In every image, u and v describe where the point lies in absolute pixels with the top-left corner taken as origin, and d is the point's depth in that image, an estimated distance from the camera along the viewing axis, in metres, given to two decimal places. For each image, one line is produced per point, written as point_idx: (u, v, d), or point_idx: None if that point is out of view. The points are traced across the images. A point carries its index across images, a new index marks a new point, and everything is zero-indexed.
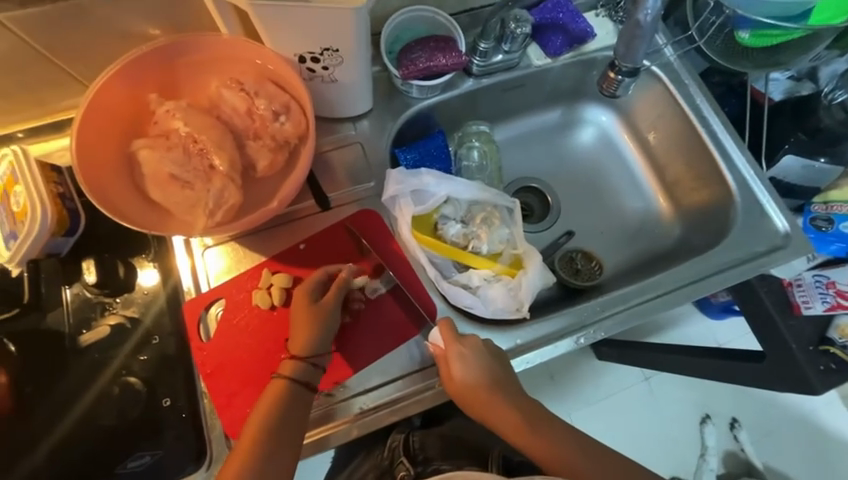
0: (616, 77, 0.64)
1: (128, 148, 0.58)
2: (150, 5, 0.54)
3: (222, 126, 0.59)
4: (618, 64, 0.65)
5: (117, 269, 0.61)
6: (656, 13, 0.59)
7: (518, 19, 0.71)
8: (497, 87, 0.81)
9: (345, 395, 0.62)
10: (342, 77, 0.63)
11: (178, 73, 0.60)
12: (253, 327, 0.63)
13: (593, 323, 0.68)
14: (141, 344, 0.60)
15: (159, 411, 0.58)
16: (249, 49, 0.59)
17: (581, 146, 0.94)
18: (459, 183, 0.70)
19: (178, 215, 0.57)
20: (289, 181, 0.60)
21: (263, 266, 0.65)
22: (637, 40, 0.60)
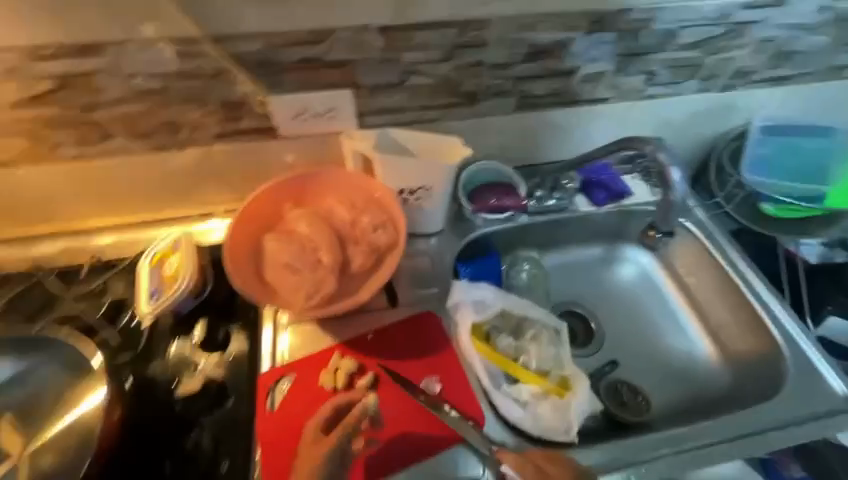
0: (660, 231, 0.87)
1: (259, 239, 0.75)
2: (307, 146, 0.78)
3: (332, 231, 0.76)
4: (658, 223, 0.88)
5: (219, 332, 0.73)
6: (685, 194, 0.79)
7: (569, 178, 0.93)
8: (548, 224, 0.97)
9: None
10: (427, 205, 0.81)
11: (308, 190, 0.80)
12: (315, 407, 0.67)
13: (645, 461, 0.67)
14: (217, 403, 0.67)
15: (217, 472, 0.63)
16: (364, 179, 0.79)
17: (623, 281, 1.02)
18: (513, 299, 0.80)
19: (284, 294, 0.70)
20: (374, 279, 0.73)
21: (333, 349, 0.73)
22: (672, 211, 0.81)
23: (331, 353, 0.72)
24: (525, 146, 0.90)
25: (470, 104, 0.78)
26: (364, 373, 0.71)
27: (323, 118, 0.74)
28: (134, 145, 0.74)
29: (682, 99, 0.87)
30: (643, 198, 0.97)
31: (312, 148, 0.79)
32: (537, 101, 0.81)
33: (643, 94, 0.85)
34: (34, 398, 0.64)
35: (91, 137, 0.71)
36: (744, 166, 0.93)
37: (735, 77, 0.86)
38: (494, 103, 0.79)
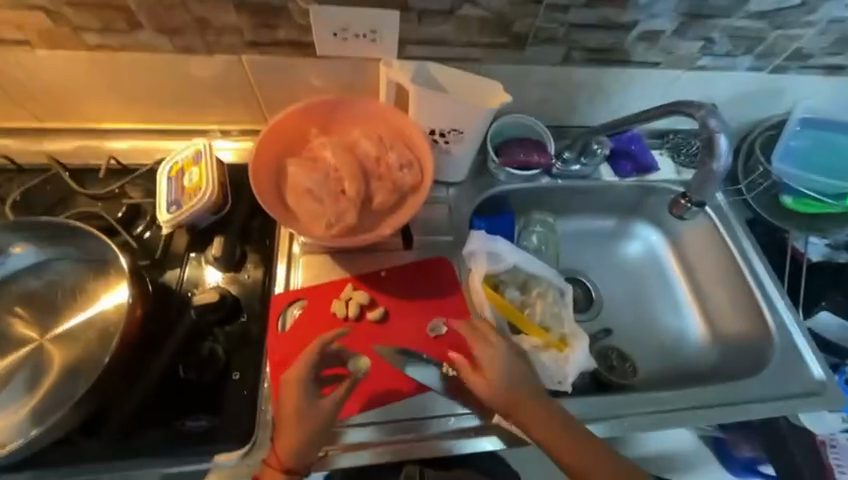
0: (685, 206, 0.85)
1: (281, 161, 0.74)
2: (339, 72, 0.74)
3: (357, 163, 0.74)
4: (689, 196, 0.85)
5: (235, 249, 0.72)
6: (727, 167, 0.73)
7: (600, 143, 0.87)
8: (568, 189, 0.95)
9: (388, 418, 0.66)
10: (455, 152, 0.79)
11: (335, 119, 0.78)
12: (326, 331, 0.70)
13: (625, 415, 0.72)
14: (231, 317, 0.68)
15: (227, 381, 0.64)
16: (394, 115, 0.76)
17: (629, 257, 1.05)
18: (526, 256, 0.81)
19: (304, 220, 0.70)
20: (394, 217, 0.73)
21: (346, 280, 0.75)
22: (709, 182, 0.76)
23: (345, 284, 0.74)
24: (563, 103, 0.86)
25: (518, 49, 0.73)
26: (374, 306, 0.73)
27: (364, 40, 0.68)
28: (161, 43, 0.68)
29: (731, 74, 0.83)
30: (668, 176, 0.96)
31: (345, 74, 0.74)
32: (586, 55, 0.77)
33: (695, 63, 0.80)
34: (54, 291, 0.66)
35: (115, 26, 0.65)
36: (775, 154, 0.91)
37: (793, 59, 0.81)
38: (542, 50, 0.74)
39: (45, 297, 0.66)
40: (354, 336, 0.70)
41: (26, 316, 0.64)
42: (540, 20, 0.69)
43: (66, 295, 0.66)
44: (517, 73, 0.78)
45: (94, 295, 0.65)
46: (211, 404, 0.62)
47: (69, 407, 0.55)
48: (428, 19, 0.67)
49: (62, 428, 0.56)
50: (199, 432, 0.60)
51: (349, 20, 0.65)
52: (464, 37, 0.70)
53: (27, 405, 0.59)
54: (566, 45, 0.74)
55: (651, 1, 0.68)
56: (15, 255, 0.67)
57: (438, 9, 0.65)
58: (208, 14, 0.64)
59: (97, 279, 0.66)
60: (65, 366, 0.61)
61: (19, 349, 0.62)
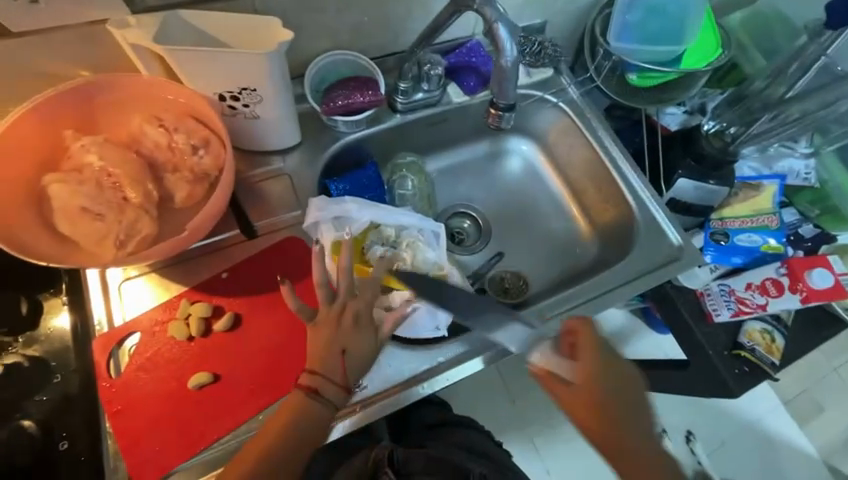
0: (495, 114, 0.64)
1: (40, 184, 0.59)
2: (68, 47, 0.57)
3: (141, 160, 0.61)
4: (497, 101, 0.65)
5: (20, 306, 0.61)
6: (517, 57, 0.61)
7: (431, 62, 0.81)
8: (422, 121, 0.88)
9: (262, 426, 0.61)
10: (264, 113, 0.67)
11: (98, 111, 0.62)
12: (171, 357, 0.61)
13: None
14: (41, 384, 0.59)
15: (55, 454, 0.56)
16: (167, 87, 0.62)
17: (510, 174, 1.02)
18: (383, 210, 0.75)
19: (88, 247, 0.57)
20: (206, 211, 0.62)
21: (182, 296, 0.65)
22: (505, 81, 0.62)
23: (180, 299, 0.64)
24: (379, 27, 0.75)
25: None
26: (220, 315, 0.64)
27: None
28: None
29: None
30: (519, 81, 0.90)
31: (78, 49, 0.57)
32: None
33: None
34: None
35: None
36: (613, 35, 0.88)
37: None
38: None
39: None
40: (205, 354, 0.62)
41: None
42: None
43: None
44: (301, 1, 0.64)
45: None
46: None
47: None
48: None
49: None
50: None
51: None
52: None
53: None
54: None
55: None
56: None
57: None
58: None
59: None
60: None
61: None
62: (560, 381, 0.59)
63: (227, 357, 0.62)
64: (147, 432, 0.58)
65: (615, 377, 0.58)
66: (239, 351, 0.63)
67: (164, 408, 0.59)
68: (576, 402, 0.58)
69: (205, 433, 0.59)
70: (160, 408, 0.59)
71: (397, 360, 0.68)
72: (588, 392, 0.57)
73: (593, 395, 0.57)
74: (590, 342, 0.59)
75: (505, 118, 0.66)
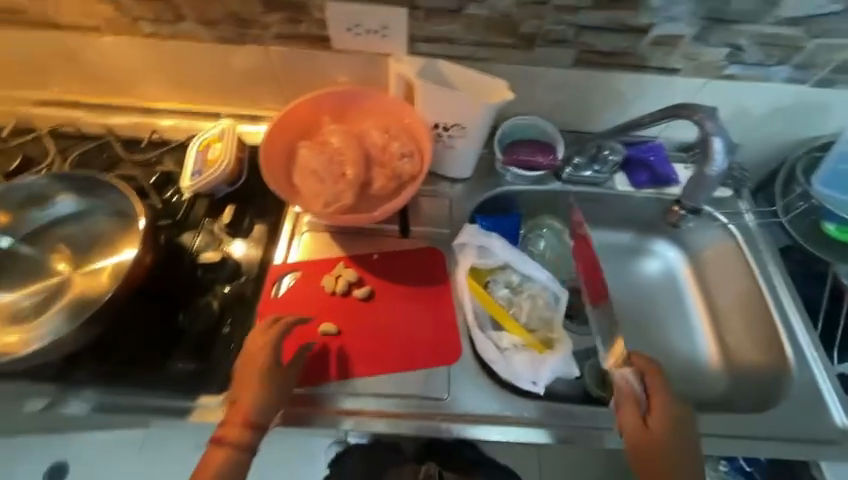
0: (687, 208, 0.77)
1: (294, 145, 0.80)
2: (355, 65, 0.78)
3: (363, 150, 0.78)
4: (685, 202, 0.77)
5: (244, 219, 0.80)
6: (723, 172, 0.68)
7: (612, 149, 0.87)
8: (578, 195, 0.93)
9: (354, 391, 0.69)
10: (458, 146, 0.81)
11: (349, 109, 0.83)
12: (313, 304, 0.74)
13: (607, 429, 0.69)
14: (232, 278, 0.75)
15: (217, 335, 0.70)
16: (403, 108, 0.80)
17: (646, 274, 0.99)
18: (519, 256, 0.81)
19: (305, 198, 0.76)
20: (390, 202, 0.77)
21: (340, 259, 0.80)
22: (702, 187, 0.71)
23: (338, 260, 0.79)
24: (576, 108, 0.85)
25: (527, 48, 0.73)
26: (361, 285, 0.77)
27: (376, 36, 0.72)
28: (202, 33, 0.76)
29: (767, 85, 0.77)
30: None
31: (359, 67, 0.79)
32: (597, 58, 0.75)
33: (721, 72, 0.75)
34: (84, 236, 0.71)
35: (165, 17, 0.74)
36: (817, 177, 0.83)
37: (837, 71, 0.74)
38: (550, 51, 0.74)
39: (69, 241, 0.71)
40: (338, 311, 0.75)
41: (61, 255, 0.70)
42: (547, 21, 0.69)
43: (86, 239, 0.71)
44: (526, 74, 0.78)
45: (114, 243, 0.70)
46: (200, 351, 0.68)
47: (77, 327, 0.60)
48: (436, 17, 0.69)
49: (67, 351, 0.61)
50: (190, 373, 0.66)
51: (362, 16, 0.69)
52: (472, 35, 0.72)
53: (35, 328, 0.64)
54: (577, 46, 0.73)
55: (664, 3, 0.65)
56: (59, 203, 0.72)
57: (445, 8, 0.68)
58: (241, 7, 0.70)
59: (120, 226, 0.71)
60: (74, 305, 0.65)
61: (40, 283, 0.68)
62: (638, 410, 0.65)
63: (351, 320, 0.74)
64: None
65: (675, 412, 0.65)
66: (364, 320, 0.74)
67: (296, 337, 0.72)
68: (640, 433, 0.63)
69: (315, 372, 0.70)
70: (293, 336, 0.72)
71: (483, 394, 0.70)
72: (651, 426, 0.64)
73: (658, 430, 0.63)
74: (659, 386, 0.67)
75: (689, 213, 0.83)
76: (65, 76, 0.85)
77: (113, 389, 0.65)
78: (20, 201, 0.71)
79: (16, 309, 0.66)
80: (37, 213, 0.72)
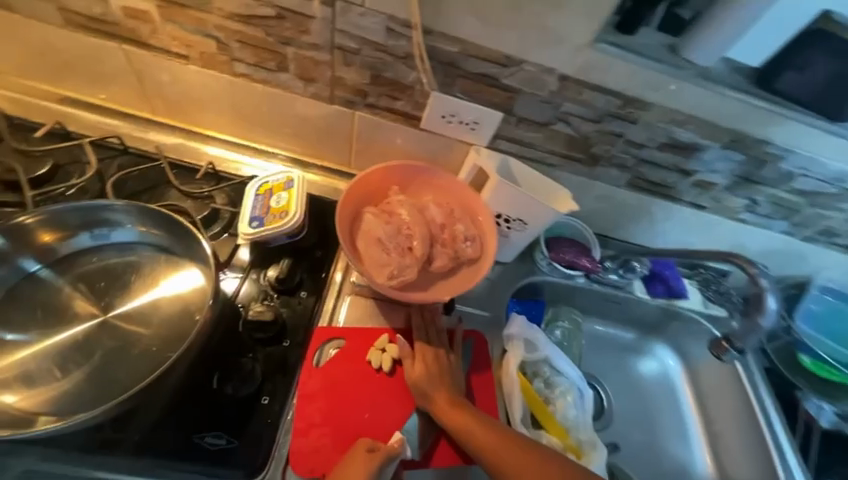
0: (727, 347, 0.97)
1: (360, 209, 0.80)
2: (435, 145, 0.82)
3: (427, 225, 0.78)
4: (734, 339, 0.86)
5: (294, 274, 0.74)
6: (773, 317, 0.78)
7: (641, 262, 0.96)
8: (600, 293, 1.00)
9: None
10: (513, 237, 0.85)
11: (415, 181, 0.84)
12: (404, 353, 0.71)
13: None
14: (274, 339, 0.68)
15: (255, 405, 0.63)
16: (469, 194, 0.82)
17: (646, 374, 1.07)
18: (556, 351, 0.85)
19: (368, 266, 0.74)
20: (447, 283, 0.78)
21: (384, 331, 0.75)
22: (753, 332, 0.81)
23: (445, 356, 0.73)
24: (613, 218, 0.94)
25: (591, 165, 0.82)
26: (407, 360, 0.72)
27: (467, 128, 0.77)
28: (296, 86, 0.76)
29: (768, 233, 0.92)
30: (695, 306, 1.02)
31: (437, 148, 0.82)
32: (644, 185, 0.85)
33: (737, 215, 0.89)
34: (123, 272, 0.64)
35: (266, 64, 0.73)
36: (798, 314, 0.98)
37: (820, 233, 0.91)
38: (609, 171, 0.83)
39: (100, 277, 0.63)
40: (405, 385, 0.71)
41: (87, 289, 0.62)
42: (616, 149, 0.78)
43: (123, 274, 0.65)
44: (584, 185, 0.86)
45: (153, 280, 0.64)
46: (234, 424, 0.61)
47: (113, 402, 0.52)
48: (524, 125, 0.76)
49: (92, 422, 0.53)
50: (217, 450, 0.59)
51: (459, 109, 0.74)
52: (549, 145, 0.79)
53: (49, 387, 0.55)
54: (632, 172, 0.83)
55: (713, 159, 0.77)
56: (117, 231, 0.66)
57: (538, 121, 0.74)
58: (349, 76, 0.72)
59: (164, 264, 0.65)
60: (101, 354, 0.58)
61: (54, 326, 0.59)
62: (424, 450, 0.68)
63: (389, 398, 0.69)
64: (317, 428, 0.64)
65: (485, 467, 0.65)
66: (399, 395, 0.70)
67: (367, 405, 0.68)
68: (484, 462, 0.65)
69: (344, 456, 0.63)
70: (361, 403, 0.68)
71: None
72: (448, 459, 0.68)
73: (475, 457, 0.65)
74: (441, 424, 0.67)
75: (728, 354, 0.98)
76: (125, 89, 0.79)
77: (125, 459, 0.57)
78: (70, 223, 0.63)
79: (23, 362, 0.56)
80: (84, 238, 0.65)
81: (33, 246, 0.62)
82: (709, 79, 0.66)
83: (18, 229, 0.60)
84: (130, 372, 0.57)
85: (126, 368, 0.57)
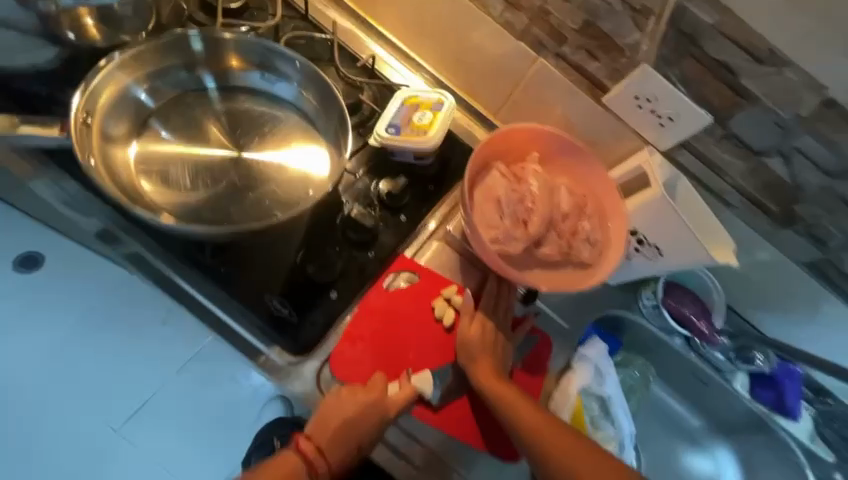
0: None
1: (491, 160, 0.72)
2: (602, 126, 0.70)
3: (552, 207, 0.70)
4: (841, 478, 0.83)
5: (402, 195, 0.71)
6: None
7: (766, 357, 0.81)
8: (691, 365, 0.87)
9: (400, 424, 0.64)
10: (636, 263, 0.73)
11: (561, 155, 0.73)
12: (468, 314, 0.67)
13: None
14: (360, 247, 0.67)
15: (322, 296, 0.64)
16: (611, 194, 0.70)
17: (694, 470, 0.94)
18: (620, 396, 0.76)
19: (477, 219, 0.69)
20: (547, 275, 0.70)
21: (456, 285, 0.70)
22: None
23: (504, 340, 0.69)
24: (763, 297, 0.76)
25: (779, 225, 0.66)
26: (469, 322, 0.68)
27: (655, 121, 0.64)
28: (492, 4, 0.68)
29: None
30: (798, 432, 0.85)
31: (604, 129, 0.70)
32: (833, 276, 0.67)
33: None
34: (266, 123, 0.66)
35: None
36: None
37: None
38: (798, 242, 0.66)
39: (247, 118, 0.66)
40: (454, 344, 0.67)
41: (230, 123, 0.65)
42: (829, 218, 0.62)
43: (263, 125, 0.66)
44: (754, 244, 0.69)
45: (288, 144, 0.65)
46: (300, 302, 0.63)
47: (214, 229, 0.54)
48: (728, 145, 0.61)
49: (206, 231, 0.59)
50: (278, 318, 0.61)
51: (663, 96, 0.61)
52: (742, 181, 0.64)
53: (181, 192, 0.61)
54: (829, 254, 0.65)
55: None
56: (282, 84, 0.67)
57: (749, 145, 0.60)
58: (559, 12, 0.63)
59: (303, 133, 0.66)
60: (224, 186, 0.61)
61: (199, 140, 0.63)
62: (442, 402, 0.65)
63: (438, 351, 0.66)
64: (364, 345, 0.63)
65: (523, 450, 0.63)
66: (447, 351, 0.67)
67: (416, 346, 0.66)
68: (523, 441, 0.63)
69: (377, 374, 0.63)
70: (411, 343, 0.66)
71: None
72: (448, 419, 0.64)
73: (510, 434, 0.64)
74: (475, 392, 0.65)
75: None
76: None
77: (205, 285, 0.62)
78: (250, 57, 0.66)
79: (167, 158, 0.62)
80: (254, 76, 0.67)
81: (213, 64, 0.66)
82: None
83: (216, 40, 0.64)
84: (246, 213, 0.60)
85: (241, 208, 0.60)
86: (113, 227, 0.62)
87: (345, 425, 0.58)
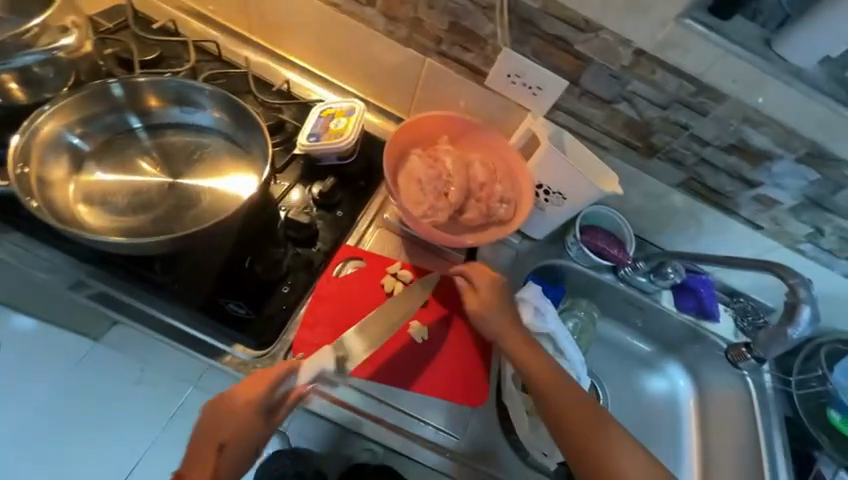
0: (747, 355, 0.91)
1: (407, 149, 0.83)
2: (490, 104, 0.83)
3: (466, 177, 0.81)
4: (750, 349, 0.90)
5: (335, 193, 0.80)
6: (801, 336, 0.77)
7: (675, 268, 0.91)
8: (623, 294, 0.97)
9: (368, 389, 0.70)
10: (548, 212, 0.85)
11: (465, 135, 0.85)
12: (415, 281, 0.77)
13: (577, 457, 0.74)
14: (305, 244, 0.75)
15: (275, 291, 0.71)
16: (513, 158, 0.83)
17: (652, 390, 1.04)
18: (563, 330, 0.85)
19: (403, 201, 0.79)
20: (474, 236, 0.80)
21: (400, 262, 0.80)
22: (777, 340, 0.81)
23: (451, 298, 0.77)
24: (658, 221, 0.90)
25: (646, 156, 0.80)
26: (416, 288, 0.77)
27: (528, 91, 0.78)
28: (377, 22, 0.80)
29: (829, 274, 0.86)
30: (724, 333, 0.98)
31: (492, 106, 0.83)
32: (700, 189, 0.81)
33: (795, 244, 0.84)
34: (194, 151, 0.73)
35: None
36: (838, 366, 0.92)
37: None
38: (664, 167, 0.80)
39: (175, 149, 0.73)
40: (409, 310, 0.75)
41: (161, 154, 0.72)
42: (677, 142, 0.76)
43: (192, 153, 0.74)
44: (634, 176, 0.83)
45: (216, 166, 0.72)
46: (255, 301, 0.69)
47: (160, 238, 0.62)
48: (587, 99, 0.76)
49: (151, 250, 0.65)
50: (235, 317, 0.67)
51: (525, 71, 0.75)
52: (607, 125, 0.78)
53: (124, 219, 0.67)
54: (689, 171, 0.79)
55: (781, 171, 0.75)
56: (201, 114, 0.75)
57: (600, 96, 0.74)
58: (429, 18, 0.76)
59: (229, 154, 0.73)
60: (163, 208, 0.68)
61: (134, 172, 0.70)
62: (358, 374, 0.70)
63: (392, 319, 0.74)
64: (323, 327, 0.70)
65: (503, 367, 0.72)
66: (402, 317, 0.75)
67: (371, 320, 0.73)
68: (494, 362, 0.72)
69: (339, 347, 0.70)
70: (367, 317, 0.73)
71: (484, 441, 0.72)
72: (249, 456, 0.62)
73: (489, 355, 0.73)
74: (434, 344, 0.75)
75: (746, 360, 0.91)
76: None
77: (160, 302, 0.67)
78: (167, 96, 0.74)
79: (107, 191, 0.69)
80: (175, 112, 0.75)
81: (136, 107, 0.74)
82: (798, 79, 0.64)
83: (134, 86, 0.72)
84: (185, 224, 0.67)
85: (182, 223, 0.67)
86: (61, 266, 0.67)
87: (210, 442, 0.62)
